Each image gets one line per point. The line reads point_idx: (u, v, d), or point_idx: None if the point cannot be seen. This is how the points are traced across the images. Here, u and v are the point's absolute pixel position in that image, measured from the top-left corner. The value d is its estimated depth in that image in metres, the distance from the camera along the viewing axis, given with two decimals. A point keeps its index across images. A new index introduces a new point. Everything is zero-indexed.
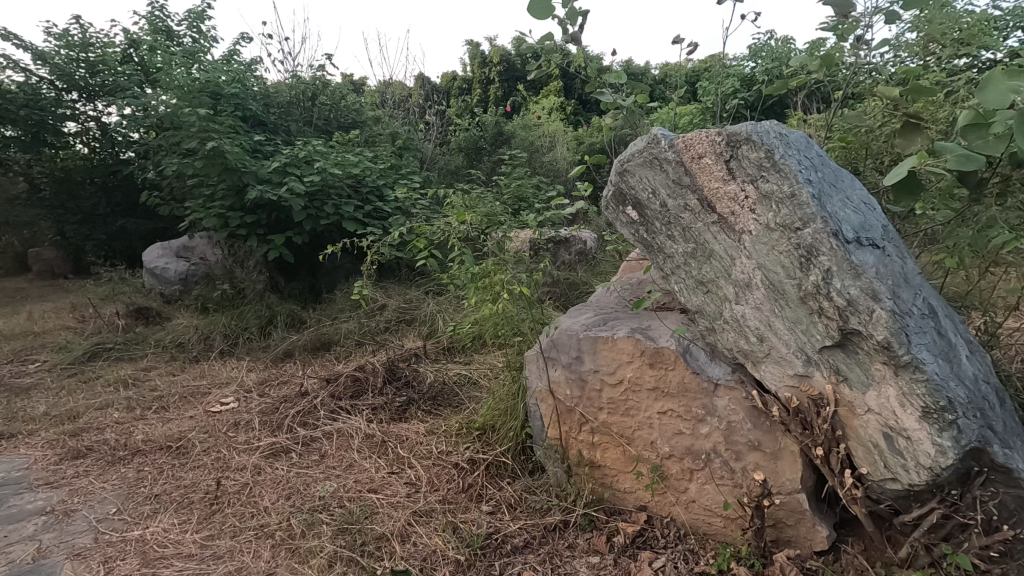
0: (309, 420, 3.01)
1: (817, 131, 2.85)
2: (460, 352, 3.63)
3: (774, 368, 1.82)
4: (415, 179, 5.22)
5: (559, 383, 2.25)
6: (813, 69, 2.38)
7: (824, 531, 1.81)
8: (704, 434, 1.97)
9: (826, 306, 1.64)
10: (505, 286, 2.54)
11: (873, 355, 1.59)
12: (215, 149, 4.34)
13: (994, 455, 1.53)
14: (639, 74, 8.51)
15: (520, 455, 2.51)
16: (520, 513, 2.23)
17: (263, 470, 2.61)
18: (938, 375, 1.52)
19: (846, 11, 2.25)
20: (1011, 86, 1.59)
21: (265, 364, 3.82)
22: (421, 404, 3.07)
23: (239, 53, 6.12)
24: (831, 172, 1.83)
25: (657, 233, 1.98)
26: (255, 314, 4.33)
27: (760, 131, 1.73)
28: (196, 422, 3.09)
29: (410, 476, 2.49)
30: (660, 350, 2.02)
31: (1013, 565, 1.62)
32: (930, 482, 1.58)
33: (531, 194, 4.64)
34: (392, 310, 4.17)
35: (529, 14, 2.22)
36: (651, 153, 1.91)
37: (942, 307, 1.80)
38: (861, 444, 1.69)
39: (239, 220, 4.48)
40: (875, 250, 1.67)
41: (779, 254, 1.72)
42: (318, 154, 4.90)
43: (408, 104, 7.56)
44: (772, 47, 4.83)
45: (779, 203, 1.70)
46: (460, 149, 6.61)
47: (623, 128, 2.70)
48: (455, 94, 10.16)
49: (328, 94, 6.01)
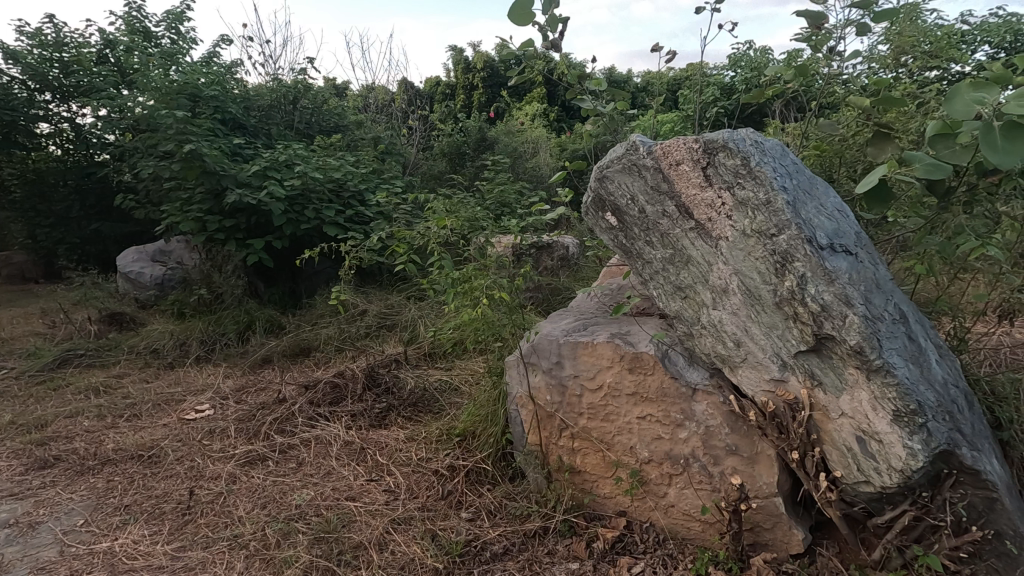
0: (286, 427, 2.97)
1: (792, 139, 2.89)
2: (441, 358, 3.60)
3: (751, 373, 1.83)
4: (398, 184, 5.20)
5: (540, 388, 2.25)
6: (788, 78, 2.43)
7: (800, 533, 1.82)
8: (683, 439, 1.98)
9: (801, 311, 1.66)
10: (485, 291, 2.53)
11: (846, 359, 1.63)
12: (193, 152, 4.28)
13: (963, 457, 1.57)
14: (621, 81, 8.60)
15: (500, 461, 2.49)
16: (500, 520, 2.21)
17: (238, 479, 2.56)
18: (908, 379, 1.56)
19: (819, 23, 2.31)
20: (976, 97, 1.64)
21: (242, 370, 3.76)
22: (401, 410, 3.04)
23: (219, 55, 6.05)
24: (806, 180, 1.87)
25: (636, 238, 1.98)
26: (233, 319, 4.25)
27: (737, 138, 1.77)
28: (170, 430, 3.02)
29: (389, 483, 2.46)
30: (639, 354, 2.03)
31: (981, 565, 1.66)
32: (902, 485, 1.61)
33: (513, 200, 4.64)
34: (372, 316, 4.13)
35: (510, 20, 2.23)
36: (629, 160, 1.91)
37: (913, 313, 1.84)
38: (835, 447, 1.71)
39: (218, 225, 4.42)
40: (848, 256, 1.71)
41: (755, 261, 1.74)
42: (298, 157, 4.85)
43: (391, 108, 7.52)
44: (751, 56, 4.91)
45: (755, 210, 1.73)
46: (444, 154, 6.56)
47: (603, 135, 2.73)
48: (439, 99, 10.14)
49: (309, 98, 5.96)
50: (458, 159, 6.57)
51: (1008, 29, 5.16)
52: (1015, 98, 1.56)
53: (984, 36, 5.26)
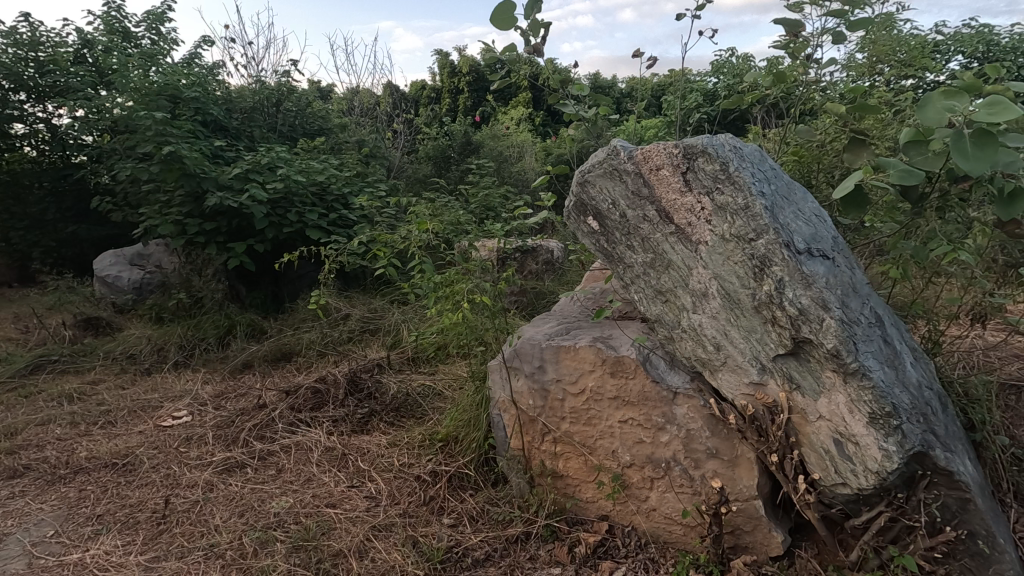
0: (266, 434, 2.92)
1: (773, 145, 2.93)
2: (424, 363, 3.57)
3: (731, 376, 1.84)
4: (382, 187, 5.16)
5: (522, 393, 2.24)
6: (767, 85, 2.47)
7: (779, 536, 1.84)
8: (664, 442, 1.98)
9: (779, 315, 1.68)
10: (468, 296, 2.52)
11: (823, 363, 1.65)
12: (173, 154, 4.22)
13: (936, 459, 1.60)
14: (606, 87, 8.67)
15: (482, 466, 2.48)
16: (481, 526, 2.20)
17: (215, 487, 2.51)
18: (883, 382, 1.59)
19: (796, 31, 2.35)
20: (947, 106, 1.67)
21: (221, 376, 3.70)
22: (383, 416, 3.02)
23: (200, 56, 5.98)
24: (784, 185, 1.90)
25: (617, 243, 1.98)
26: (213, 324, 4.18)
27: (716, 144, 1.80)
28: (146, 437, 2.96)
29: (370, 490, 2.44)
30: (620, 358, 2.03)
31: (956, 565, 1.68)
32: (878, 486, 1.63)
33: (498, 204, 4.65)
34: (355, 320, 4.09)
35: (492, 24, 2.23)
36: (610, 164, 1.92)
37: (889, 317, 1.86)
38: (814, 450, 1.72)
39: (198, 228, 4.35)
40: (826, 260, 1.73)
41: (734, 265, 1.76)
42: (281, 160, 4.80)
43: (375, 112, 7.48)
44: (733, 63, 4.98)
45: (734, 215, 1.75)
46: (429, 157, 6.54)
47: (585, 140, 2.74)
48: (425, 103, 10.11)
49: (293, 100, 5.91)
50: (443, 163, 6.55)
51: (980, 40, 5.30)
52: (984, 107, 1.59)
53: (957, 46, 5.40)
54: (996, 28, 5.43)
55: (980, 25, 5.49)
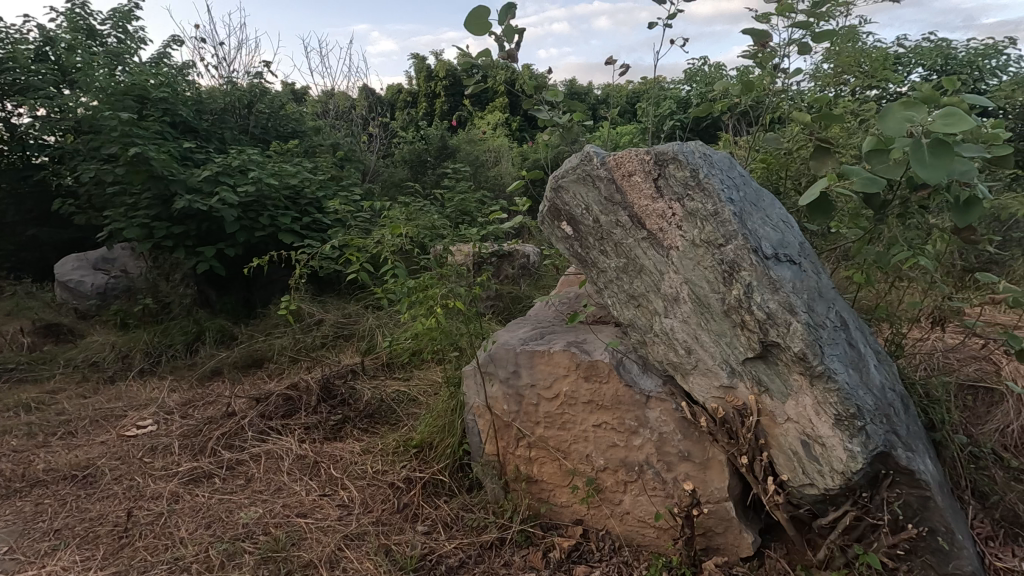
0: (235, 442, 2.86)
1: (742, 152, 2.99)
2: (399, 368, 3.53)
3: (702, 379, 1.87)
4: (356, 191, 5.11)
5: (496, 398, 2.23)
6: (736, 93, 2.53)
7: (749, 537, 1.86)
8: (637, 446, 2.00)
9: (747, 319, 1.71)
10: (442, 300, 2.50)
11: (790, 366, 1.68)
12: (139, 155, 4.12)
13: (898, 458, 1.65)
14: (582, 93, 8.76)
15: (457, 472, 2.46)
16: (455, 533, 2.18)
17: (181, 498, 2.44)
18: (848, 384, 1.63)
19: (764, 41, 2.42)
20: (907, 115, 1.72)
21: (189, 384, 3.60)
22: (357, 422, 2.97)
23: (169, 56, 5.83)
24: (752, 191, 1.94)
25: (591, 248, 2.00)
26: (181, 330, 4.07)
27: (686, 150, 1.83)
28: (108, 448, 2.86)
29: (343, 498, 2.40)
30: (594, 363, 2.05)
31: (918, 562, 1.73)
32: (843, 486, 1.67)
33: (474, 209, 4.64)
34: (329, 325, 4.03)
35: (467, 29, 2.24)
36: (583, 170, 1.95)
37: (853, 320, 1.92)
38: (782, 452, 1.75)
39: (165, 231, 4.24)
40: (792, 266, 1.77)
41: (704, 270, 1.79)
42: (253, 162, 4.71)
43: (351, 115, 7.39)
44: (705, 71, 5.07)
45: (703, 221, 1.77)
46: (404, 161, 6.50)
47: (560, 146, 2.76)
48: (400, 107, 10.07)
49: (265, 102, 5.81)
50: (419, 167, 6.51)
51: (939, 53, 5.53)
52: (941, 117, 1.65)
53: (916, 58, 5.63)
54: (953, 42, 5.67)
55: (939, 39, 5.71)
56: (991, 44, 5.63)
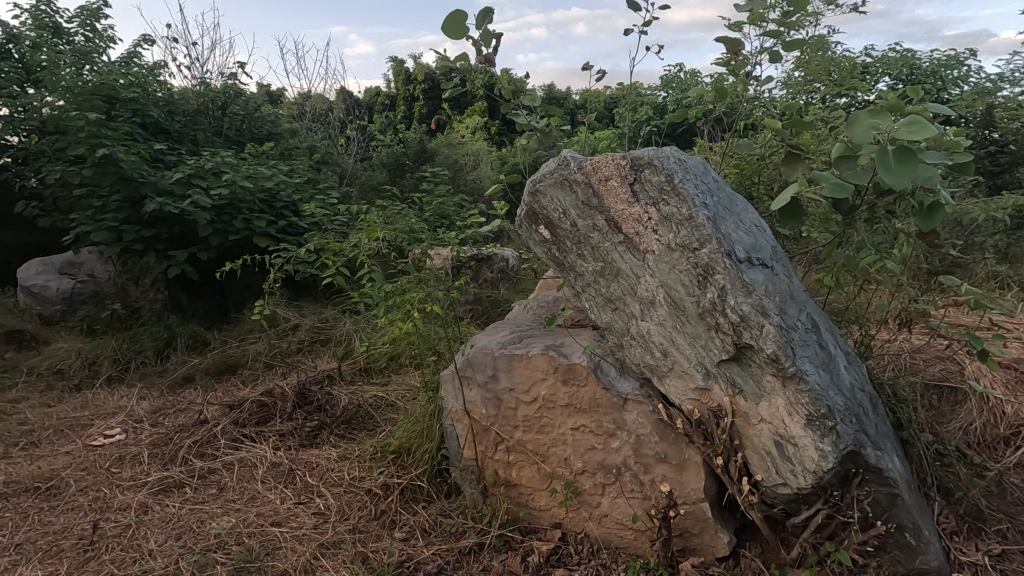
0: (207, 451, 2.79)
1: (717, 157, 3.05)
2: (377, 373, 3.49)
3: (678, 382, 1.89)
4: (333, 195, 5.05)
5: (475, 403, 2.23)
6: (710, 100, 2.57)
7: (724, 537, 1.88)
8: (615, 448, 2.02)
9: (722, 322, 1.74)
10: (419, 305, 2.48)
11: (764, 367, 1.71)
12: (107, 157, 4.01)
13: (867, 457, 1.69)
14: (560, 98, 8.82)
15: (435, 477, 2.44)
16: (434, 539, 2.16)
17: (150, 508, 2.38)
18: (819, 385, 1.67)
19: (737, 49, 2.46)
20: (873, 123, 1.77)
21: (160, 391, 3.51)
22: (334, 428, 2.93)
23: (140, 56, 5.70)
24: (726, 196, 1.97)
25: (568, 252, 2.01)
26: (151, 336, 3.97)
27: (662, 156, 1.86)
28: (74, 458, 2.77)
29: (319, 506, 2.36)
30: (572, 366, 2.05)
31: (886, 558, 1.77)
32: (815, 485, 1.70)
33: (453, 213, 4.63)
34: (305, 330, 3.96)
35: (445, 33, 2.23)
36: (560, 174, 1.96)
37: (824, 322, 1.96)
38: (756, 452, 1.78)
39: (135, 235, 4.13)
40: (765, 269, 1.80)
41: (680, 273, 1.81)
42: (226, 165, 4.62)
43: (328, 118, 7.31)
44: (681, 78, 5.15)
45: (679, 225, 1.80)
46: (382, 165, 6.45)
47: (537, 150, 2.77)
48: (378, 110, 10.02)
49: (240, 103, 5.71)
50: (397, 171, 6.47)
51: (905, 63, 5.71)
52: (905, 125, 1.70)
53: (883, 68, 5.82)
54: (918, 52, 5.85)
55: (904, 49, 5.90)
56: (953, 55, 5.84)
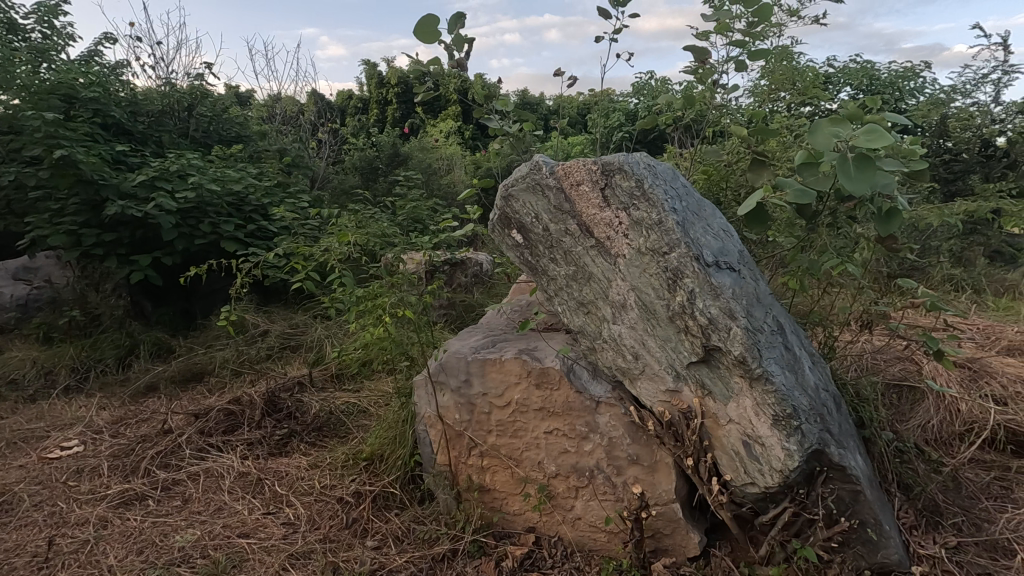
0: (171, 461, 2.71)
1: (686, 163, 3.11)
2: (349, 379, 3.44)
3: (649, 384, 1.92)
4: (304, 198, 4.98)
5: (448, 408, 2.21)
6: (679, 107, 2.63)
7: (695, 537, 1.91)
8: (588, 451, 2.03)
9: (691, 324, 1.76)
10: (392, 309, 2.45)
11: (731, 369, 1.74)
12: (66, 158, 3.87)
13: (831, 455, 1.74)
14: (534, 103, 8.88)
15: (408, 484, 2.42)
16: (406, 546, 2.13)
17: (109, 523, 2.29)
18: (784, 385, 1.71)
19: (704, 58, 2.52)
20: (834, 131, 1.83)
21: (121, 400, 3.39)
22: (304, 436, 2.88)
23: (101, 54, 5.53)
24: (694, 202, 2.01)
25: (541, 256, 2.02)
26: (113, 343, 3.83)
27: (632, 161, 1.89)
28: (28, 472, 2.66)
29: (288, 516, 2.31)
30: (545, 370, 2.06)
31: (850, 553, 1.82)
32: (781, 484, 1.73)
33: (426, 217, 4.61)
34: (274, 336, 3.89)
35: (416, 37, 2.23)
36: (533, 179, 1.97)
37: (789, 324, 2.01)
38: (725, 452, 1.81)
39: (95, 239, 3.99)
40: (732, 273, 1.84)
41: (650, 277, 1.83)
42: (193, 167, 4.51)
43: (299, 120, 7.20)
44: (652, 85, 5.25)
45: (649, 229, 1.83)
46: (355, 168, 6.39)
47: (510, 155, 2.78)
48: (351, 113, 9.93)
49: (207, 105, 5.58)
50: (370, 175, 6.41)
51: (865, 74, 5.93)
52: (864, 133, 1.76)
53: (845, 79, 6.03)
54: (876, 64, 6.08)
55: (864, 61, 6.13)
56: (910, 67, 6.09)
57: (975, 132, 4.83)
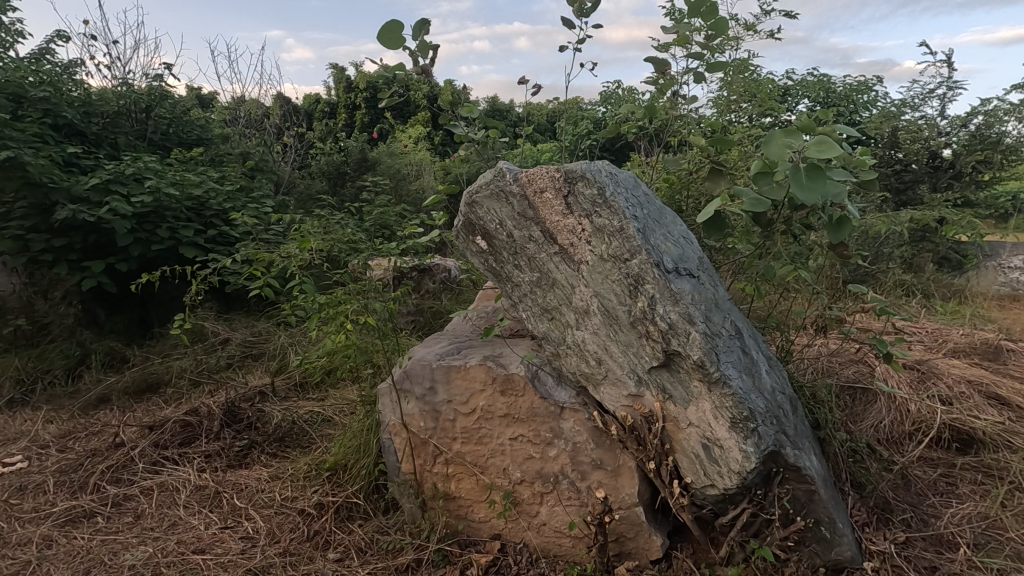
0: (123, 476, 2.60)
1: (650, 171, 3.17)
2: (313, 388, 3.37)
3: (612, 389, 1.95)
4: (268, 204, 4.87)
5: (412, 415, 2.20)
6: (641, 116, 2.68)
7: (658, 540, 1.93)
8: (552, 457, 2.04)
9: (652, 330, 1.79)
10: (356, 316, 2.42)
11: (691, 373, 1.78)
12: (13, 160, 3.68)
13: (787, 456, 1.78)
14: (503, 110, 8.93)
15: (372, 493, 2.38)
16: (370, 558, 2.09)
17: (54, 542, 2.19)
18: (741, 388, 1.74)
19: (664, 69, 2.58)
20: (787, 142, 1.89)
21: (70, 414, 3.24)
22: (265, 447, 2.81)
23: (52, 52, 5.31)
24: (656, 210, 2.05)
25: (505, 262, 2.04)
26: (62, 353, 3.66)
27: (594, 169, 1.92)
28: None
29: (247, 530, 2.24)
30: (510, 376, 2.07)
31: (806, 551, 1.87)
32: (739, 486, 1.77)
33: (394, 223, 4.57)
34: (235, 345, 3.78)
35: (380, 42, 2.21)
36: (496, 186, 1.97)
37: (747, 328, 2.07)
38: (686, 455, 1.84)
39: (44, 244, 3.79)
40: (691, 279, 1.88)
41: (612, 283, 1.86)
42: (150, 171, 4.36)
43: (263, 124, 7.05)
44: (618, 94, 5.34)
45: (611, 236, 1.85)
46: (321, 173, 6.29)
47: (476, 161, 2.78)
48: (318, 117, 9.81)
49: (166, 107, 5.41)
50: (338, 180, 6.34)
51: (821, 87, 6.17)
52: (815, 145, 1.82)
53: (803, 92, 6.26)
54: (832, 77, 6.33)
55: (820, 74, 6.38)
56: (863, 81, 6.35)
57: (924, 144, 5.08)
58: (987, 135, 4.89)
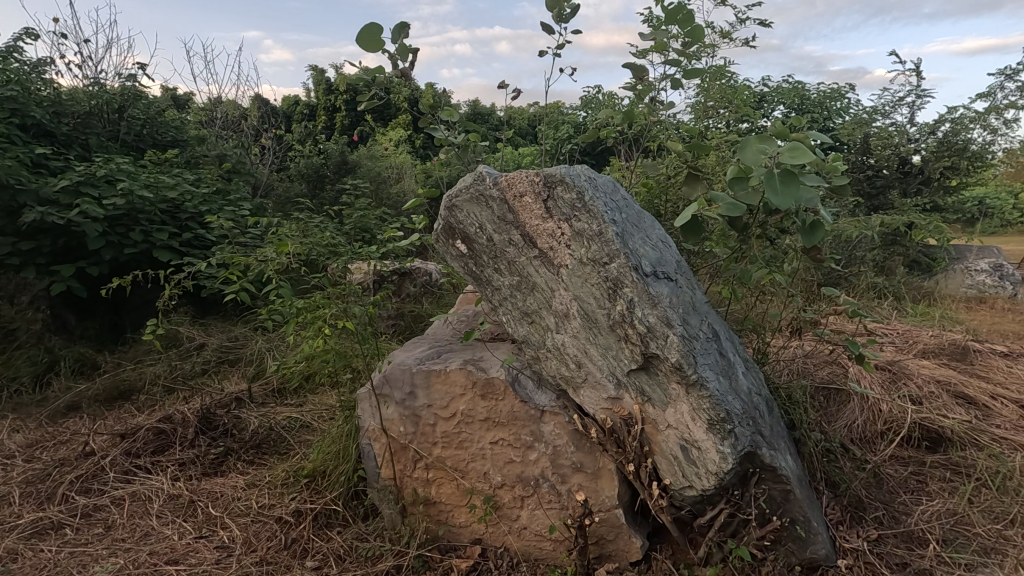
0: (92, 486, 2.53)
1: (629, 175, 3.20)
2: (291, 394, 3.33)
3: (592, 393, 1.96)
4: (245, 206, 4.80)
5: (392, 420, 2.18)
6: (620, 121, 2.70)
7: (637, 541, 1.94)
8: (533, 460, 2.04)
9: (631, 333, 1.80)
10: (335, 321, 2.39)
11: (669, 375, 1.79)
12: None
13: (763, 457, 1.81)
14: (485, 114, 8.94)
15: (352, 499, 2.35)
16: (349, 565, 2.07)
17: (19, 556, 2.11)
18: (718, 390, 1.77)
19: (642, 75, 2.62)
20: (762, 147, 1.92)
21: (38, 422, 3.15)
22: (242, 454, 2.76)
23: (21, 51, 5.17)
24: (634, 213, 2.07)
25: (485, 266, 2.04)
26: (29, 360, 3.55)
27: (572, 174, 1.93)
28: None
29: (222, 539, 2.20)
30: (490, 380, 2.07)
31: (782, 550, 1.90)
32: (717, 486, 1.79)
33: (374, 226, 4.54)
34: (210, 350, 3.71)
35: (359, 45, 2.20)
36: (476, 190, 1.97)
37: (724, 330, 2.09)
38: (664, 457, 1.86)
39: (10, 247, 3.67)
40: (669, 282, 1.90)
41: (591, 287, 1.87)
42: (123, 172, 4.26)
43: (241, 125, 6.95)
44: (598, 98, 5.40)
45: (590, 240, 1.86)
46: (300, 176, 6.22)
47: (456, 165, 2.78)
48: (297, 119, 9.71)
49: (139, 107, 5.30)
50: (317, 183, 6.28)
51: (796, 94, 6.31)
52: (788, 150, 1.85)
53: (778, 98, 6.39)
54: (806, 84, 6.48)
55: (795, 81, 6.52)
56: (836, 89, 6.51)
57: (894, 151, 5.21)
58: (954, 142, 5.05)
